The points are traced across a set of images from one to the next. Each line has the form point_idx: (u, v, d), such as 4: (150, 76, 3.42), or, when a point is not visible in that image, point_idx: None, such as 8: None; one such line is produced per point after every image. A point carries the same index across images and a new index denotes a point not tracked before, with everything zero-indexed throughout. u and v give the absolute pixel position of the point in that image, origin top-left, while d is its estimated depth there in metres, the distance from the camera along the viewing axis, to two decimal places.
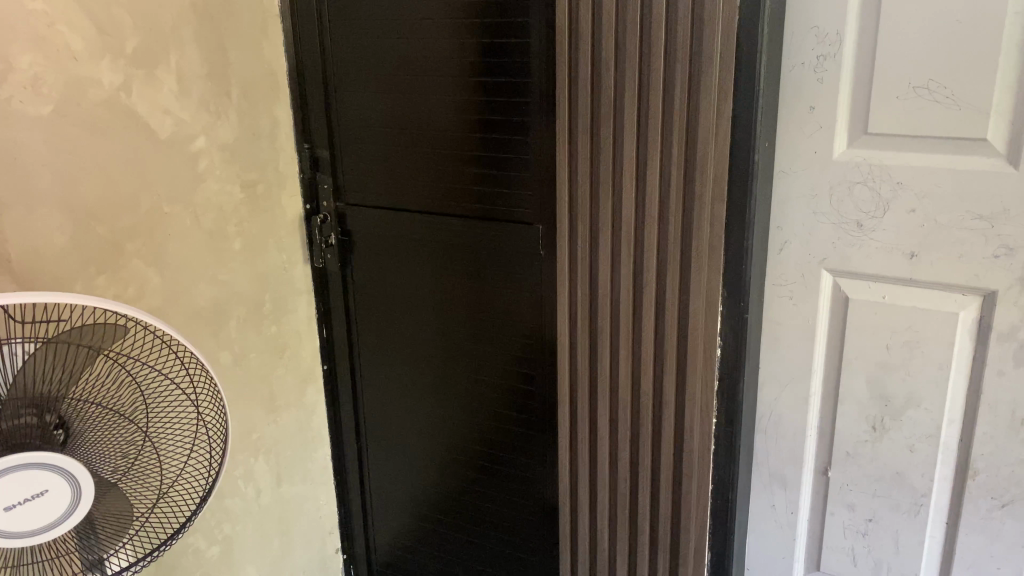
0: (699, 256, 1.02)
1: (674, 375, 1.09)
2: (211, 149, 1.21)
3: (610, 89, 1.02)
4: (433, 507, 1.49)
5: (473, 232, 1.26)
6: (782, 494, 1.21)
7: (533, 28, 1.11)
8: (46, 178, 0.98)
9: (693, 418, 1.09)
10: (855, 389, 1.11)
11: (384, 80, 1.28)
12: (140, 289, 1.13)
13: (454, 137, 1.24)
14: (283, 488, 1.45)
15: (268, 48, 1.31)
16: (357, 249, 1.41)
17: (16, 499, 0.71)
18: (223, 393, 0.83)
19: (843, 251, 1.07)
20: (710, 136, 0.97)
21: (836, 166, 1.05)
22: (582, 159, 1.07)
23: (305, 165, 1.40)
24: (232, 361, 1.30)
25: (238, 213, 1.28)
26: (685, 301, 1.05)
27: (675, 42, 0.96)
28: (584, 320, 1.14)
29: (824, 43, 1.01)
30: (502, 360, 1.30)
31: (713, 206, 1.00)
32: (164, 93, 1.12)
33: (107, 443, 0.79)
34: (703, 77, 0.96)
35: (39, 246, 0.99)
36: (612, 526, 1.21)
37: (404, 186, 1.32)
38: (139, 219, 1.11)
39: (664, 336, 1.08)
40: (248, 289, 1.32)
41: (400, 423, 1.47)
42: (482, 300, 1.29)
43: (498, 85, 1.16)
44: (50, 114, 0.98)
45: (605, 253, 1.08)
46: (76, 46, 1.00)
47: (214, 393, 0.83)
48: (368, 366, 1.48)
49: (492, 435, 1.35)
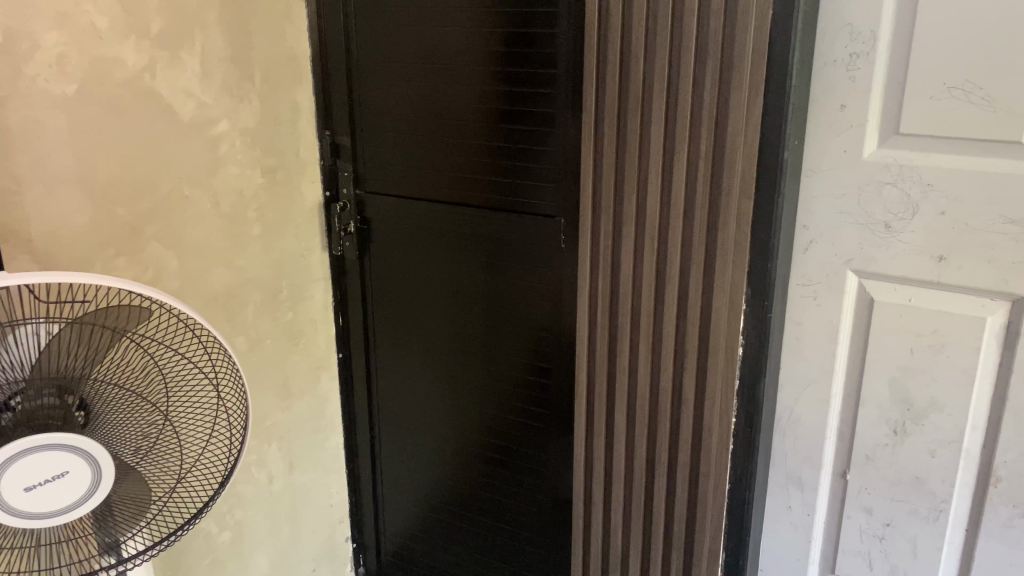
0: (723, 254, 1.01)
1: (694, 374, 1.08)
2: (233, 133, 1.21)
3: (638, 84, 1.01)
4: (443, 498, 1.48)
5: (491, 224, 1.26)
6: (798, 496, 1.20)
7: (559, 19, 1.09)
8: (68, 158, 0.98)
9: (712, 416, 1.08)
10: (876, 393, 1.10)
11: (406, 69, 1.27)
12: (158, 272, 1.12)
13: (475, 128, 1.23)
14: (294, 476, 1.44)
15: (292, 33, 1.30)
16: (376, 238, 1.40)
17: (36, 480, 0.71)
18: (245, 379, 0.82)
19: (870, 252, 1.06)
20: (739, 133, 0.96)
21: (865, 166, 1.03)
22: (607, 151, 1.06)
23: (326, 152, 1.40)
24: (248, 347, 1.30)
25: (258, 198, 1.27)
26: (708, 299, 1.04)
27: (707, 36, 0.95)
28: (604, 316, 1.13)
29: (857, 41, 1.00)
30: (517, 353, 1.30)
31: (739, 203, 0.99)
32: (188, 75, 1.12)
33: (125, 424, 0.78)
34: (734, 71, 0.94)
35: (59, 226, 0.98)
36: (625, 522, 1.20)
37: (423, 175, 1.32)
38: (159, 201, 1.11)
39: (685, 333, 1.07)
40: (265, 275, 1.31)
41: (413, 413, 1.47)
42: (499, 291, 1.29)
43: (521, 76, 1.16)
44: (74, 93, 0.97)
45: (628, 248, 1.08)
46: (101, 26, 0.99)
47: (236, 378, 0.82)
48: (383, 356, 1.47)
49: (505, 427, 1.35)
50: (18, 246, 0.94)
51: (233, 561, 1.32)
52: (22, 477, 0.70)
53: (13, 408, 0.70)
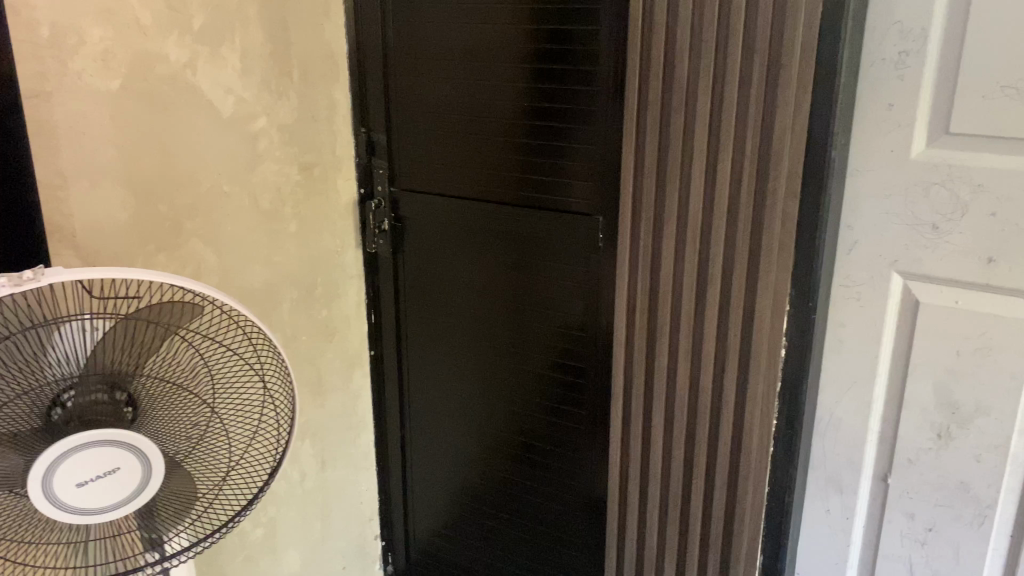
0: (767, 254, 1.00)
1: (734, 375, 1.07)
2: (271, 130, 1.20)
3: (683, 82, 1.00)
4: (473, 497, 1.48)
5: (527, 222, 1.25)
6: (837, 499, 1.19)
7: (602, 16, 1.08)
8: (112, 154, 0.98)
9: (753, 418, 1.07)
10: (920, 396, 1.08)
11: (443, 66, 1.26)
12: (197, 268, 1.12)
13: (513, 125, 1.22)
14: (326, 473, 1.44)
15: (329, 29, 1.30)
16: (409, 235, 1.40)
17: (88, 476, 0.71)
18: (292, 375, 0.81)
19: (916, 254, 1.04)
20: (785, 131, 0.95)
21: (912, 166, 1.02)
22: (649, 149, 1.05)
23: (361, 149, 1.39)
24: (283, 344, 1.30)
25: (295, 195, 1.27)
26: (751, 299, 1.03)
27: (755, 33, 0.94)
28: (643, 315, 1.13)
29: (907, 38, 0.98)
30: (551, 352, 1.29)
31: (785, 202, 0.98)
32: (228, 71, 1.11)
33: (174, 419, 0.78)
34: (782, 69, 0.93)
35: (102, 222, 0.98)
36: (662, 523, 1.20)
37: (458, 173, 1.31)
38: (200, 197, 1.11)
39: (727, 333, 1.06)
40: (301, 272, 1.31)
41: (444, 411, 1.46)
42: (534, 289, 1.28)
43: (562, 73, 1.15)
44: (118, 89, 0.97)
45: (670, 247, 1.07)
46: (145, 21, 0.99)
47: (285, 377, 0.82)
48: (415, 354, 1.47)
49: (538, 427, 1.35)
50: (63, 242, 0.94)
51: (266, 558, 1.32)
52: (73, 473, 0.70)
53: (62, 406, 0.70)
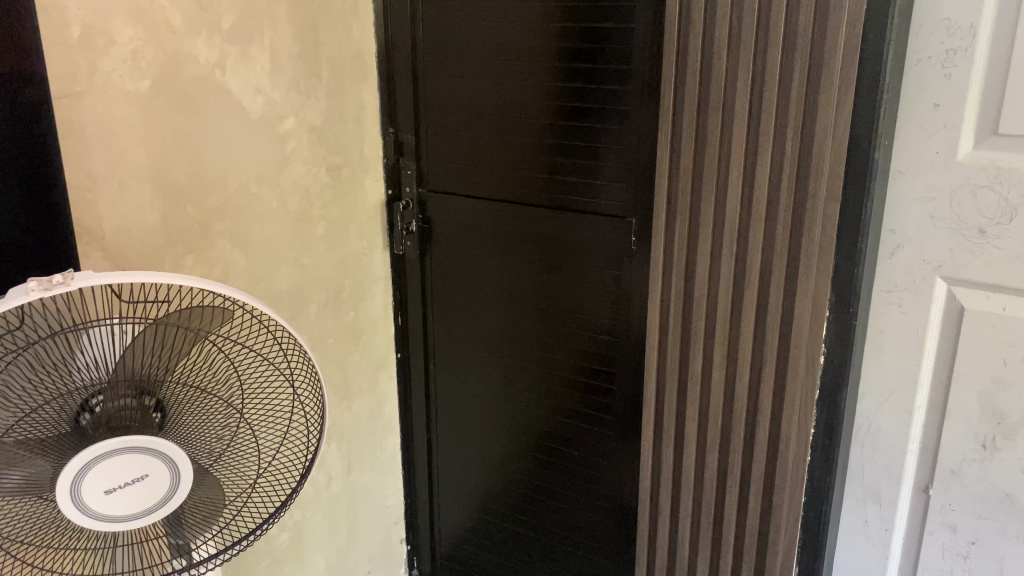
0: (807, 258, 0.97)
1: (771, 382, 1.05)
2: (300, 131, 1.19)
3: (721, 82, 0.97)
4: (500, 502, 1.46)
5: (557, 225, 1.23)
6: (875, 510, 1.16)
7: (636, 15, 1.06)
8: (141, 155, 0.97)
9: (790, 426, 1.04)
10: (964, 405, 1.05)
11: (473, 65, 1.25)
12: (225, 269, 1.11)
13: (544, 126, 1.21)
14: (353, 477, 1.43)
15: (358, 29, 1.28)
16: (437, 238, 1.38)
17: (116, 483, 0.69)
18: (322, 381, 0.80)
19: (961, 259, 1.01)
20: (827, 132, 0.92)
21: (958, 168, 0.98)
22: (685, 150, 1.02)
23: (389, 150, 1.38)
24: (311, 346, 1.28)
25: (323, 196, 1.26)
26: (789, 305, 1.00)
27: (796, 32, 0.91)
28: (677, 320, 1.10)
29: (954, 36, 0.95)
30: (580, 356, 1.27)
31: (826, 205, 0.95)
32: (257, 71, 1.10)
33: (202, 426, 0.76)
34: (825, 69, 0.90)
35: (131, 223, 0.97)
36: (694, 532, 1.17)
37: (487, 174, 1.29)
38: (228, 198, 1.09)
39: (764, 339, 1.03)
40: (329, 274, 1.30)
41: (470, 415, 1.44)
42: (563, 292, 1.26)
43: (595, 73, 1.13)
44: (147, 89, 0.96)
45: (705, 251, 1.04)
46: (174, 20, 0.98)
47: (314, 384, 0.80)
48: (442, 358, 1.45)
49: (567, 432, 1.33)
50: (92, 244, 0.92)
51: (292, 561, 1.30)
52: (100, 481, 0.69)
53: (90, 411, 0.68)
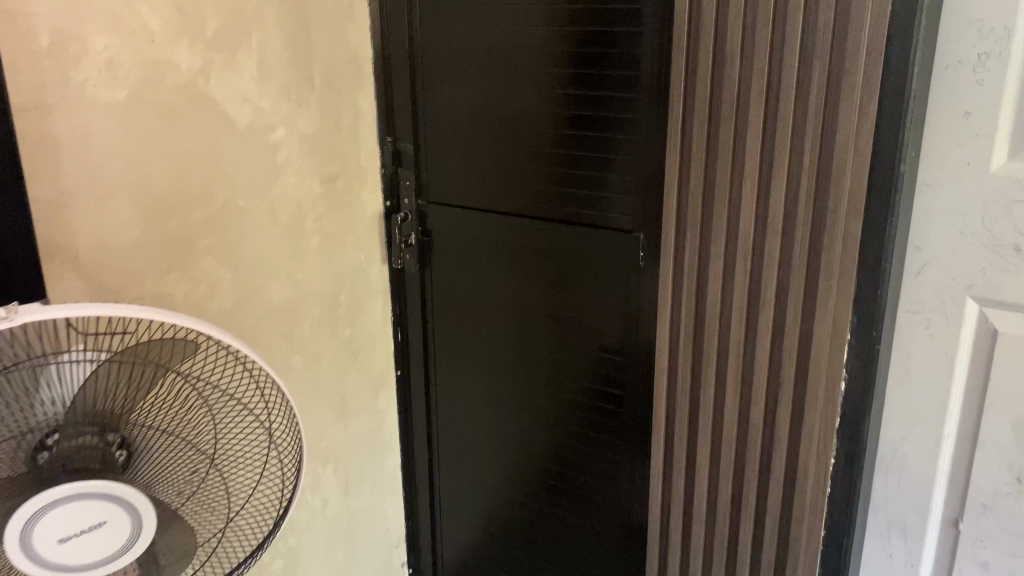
0: (828, 277, 0.90)
1: (788, 409, 0.98)
2: (292, 141, 1.14)
3: (733, 90, 0.91)
4: (504, 526, 1.40)
5: (562, 239, 1.17)
6: (901, 545, 1.08)
7: (644, 18, 1.00)
8: (118, 169, 0.91)
9: (808, 455, 0.98)
10: (997, 435, 0.97)
11: (475, 71, 1.19)
12: (212, 288, 1.05)
13: (548, 135, 1.15)
14: (351, 499, 1.37)
15: (353, 33, 1.23)
16: (437, 251, 1.32)
17: (70, 531, 0.64)
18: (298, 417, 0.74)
19: (995, 278, 0.93)
20: (848, 144, 0.85)
21: (991, 181, 0.91)
22: (695, 162, 0.96)
23: (387, 160, 1.32)
24: (305, 366, 1.22)
25: (317, 208, 1.20)
26: (808, 327, 0.94)
27: (814, 36, 0.84)
28: (687, 341, 1.04)
29: (987, 39, 0.87)
30: (586, 377, 1.21)
31: (848, 221, 0.88)
32: (245, 79, 1.05)
33: (168, 466, 0.71)
34: (846, 75, 0.83)
35: (108, 241, 0.92)
36: (706, 564, 1.10)
37: (489, 186, 1.23)
38: (214, 213, 1.04)
39: (781, 363, 0.96)
40: (324, 289, 1.24)
41: (473, 436, 1.39)
42: (569, 311, 1.20)
43: (600, 79, 1.07)
44: (124, 99, 0.90)
45: (716, 268, 0.98)
46: (153, 27, 0.92)
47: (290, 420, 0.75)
48: (444, 375, 1.39)
49: (574, 455, 1.27)
50: (64, 264, 0.87)
51: None
52: (52, 529, 0.63)
53: (47, 449, 0.63)
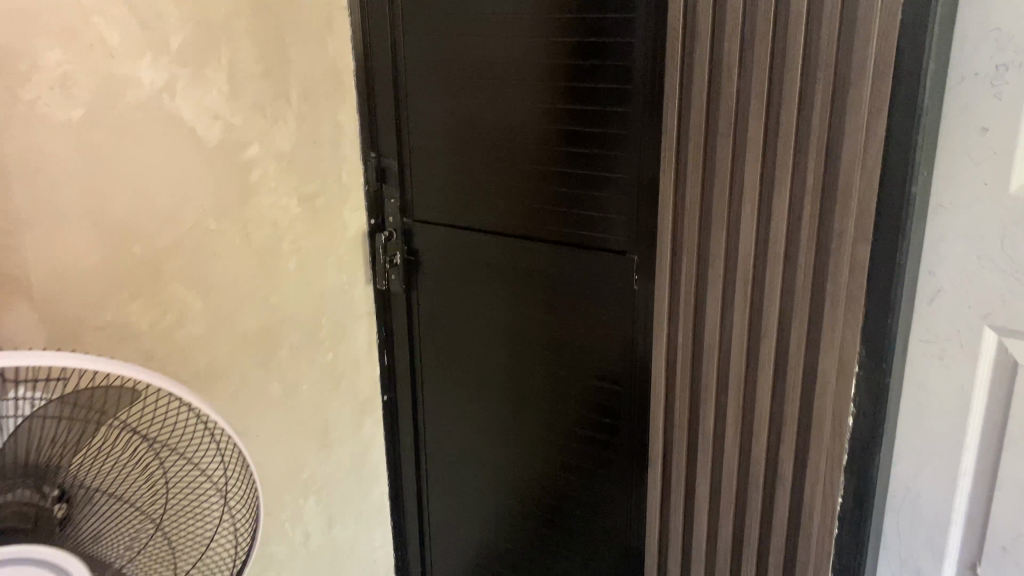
0: (833, 307, 0.84)
1: (792, 447, 0.91)
2: (266, 159, 1.08)
3: (731, 105, 0.84)
4: (496, 559, 1.34)
5: (553, 261, 1.11)
6: None
7: (636, 28, 0.94)
8: (74, 192, 0.85)
9: (814, 496, 0.91)
10: (1018, 473, 0.90)
11: (460, 84, 1.13)
12: (180, 316, 1.00)
13: (539, 152, 1.09)
14: (335, 531, 1.31)
15: (333, 45, 1.17)
16: (424, 272, 1.27)
17: None
18: (255, 477, 0.67)
19: (1015, 306, 0.86)
20: (855, 164, 0.79)
21: (1011, 202, 0.83)
22: (691, 183, 0.89)
23: (371, 177, 1.27)
24: (283, 393, 1.17)
25: (294, 229, 1.15)
26: (812, 360, 0.87)
27: (817, 47, 0.77)
28: (684, 372, 0.97)
29: (1006, 49, 0.80)
30: (580, 406, 1.15)
31: (855, 246, 0.81)
32: (214, 94, 0.99)
33: (107, 525, 0.64)
34: (851, 89, 0.77)
35: (64, 270, 0.86)
36: None
37: (476, 205, 1.17)
38: (182, 236, 0.98)
39: (784, 397, 0.90)
40: (303, 313, 1.19)
41: (463, 464, 1.33)
42: (562, 336, 1.14)
43: (592, 93, 1.00)
44: (80, 118, 0.85)
45: (715, 295, 0.91)
46: (112, 41, 0.87)
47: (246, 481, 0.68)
48: (432, 401, 1.34)
49: (568, 488, 1.20)
50: (16, 294, 0.82)
51: None
52: None
53: None
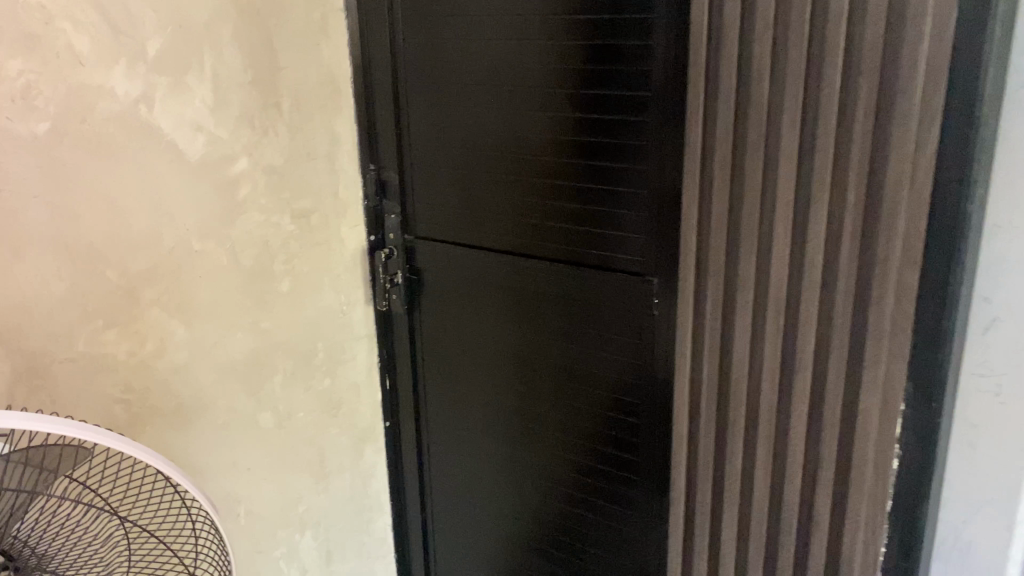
0: (877, 341, 0.75)
1: (829, 493, 0.82)
2: (255, 173, 1.01)
3: (762, 114, 0.75)
4: None
5: (564, 282, 1.03)
6: None
7: (654, 29, 0.85)
8: (39, 214, 0.78)
9: (853, 548, 0.82)
10: None
11: (464, 92, 1.05)
12: (161, 344, 0.92)
13: (549, 165, 1.00)
14: (332, 567, 1.24)
15: (328, 50, 1.10)
16: (427, 292, 1.19)
17: None
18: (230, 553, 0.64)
19: None
20: (903, 180, 0.70)
21: None
22: (716, 200, 0.81)
23: (370, 190, 1.20)
24: (276, 423, 1.10)
25: (288, 247, 1.08)
26: (852, 398, 0.78)
27: (860, 49, 0.69)
28: (709, 408, 0.88)
29: None
30: (593, 439, 1.07)
31: (902, 271, 0.73)
32: (196, 105, 0.92)
33: None
34: (899, 96, 0.68)
35: (29, 299, 0.78)
36: None
37: (482, 221, 1.09)
38: (162, 258, 0.91)
39: (821, 439, 0.80)
40: (296, 338, 1.12)
41: (470, 495, 1.25)
42: (573, 362, 1.06)
43: (607, 100, 0.92)
44: (46, 132, 0.77)
45: (744, 324, 0.82)
46: (81, 48, 0.79)
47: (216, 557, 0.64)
48: (437, 428, 1.26)
49: (582, 525, 1.12)
50: None
51: None
52: None
53: None
